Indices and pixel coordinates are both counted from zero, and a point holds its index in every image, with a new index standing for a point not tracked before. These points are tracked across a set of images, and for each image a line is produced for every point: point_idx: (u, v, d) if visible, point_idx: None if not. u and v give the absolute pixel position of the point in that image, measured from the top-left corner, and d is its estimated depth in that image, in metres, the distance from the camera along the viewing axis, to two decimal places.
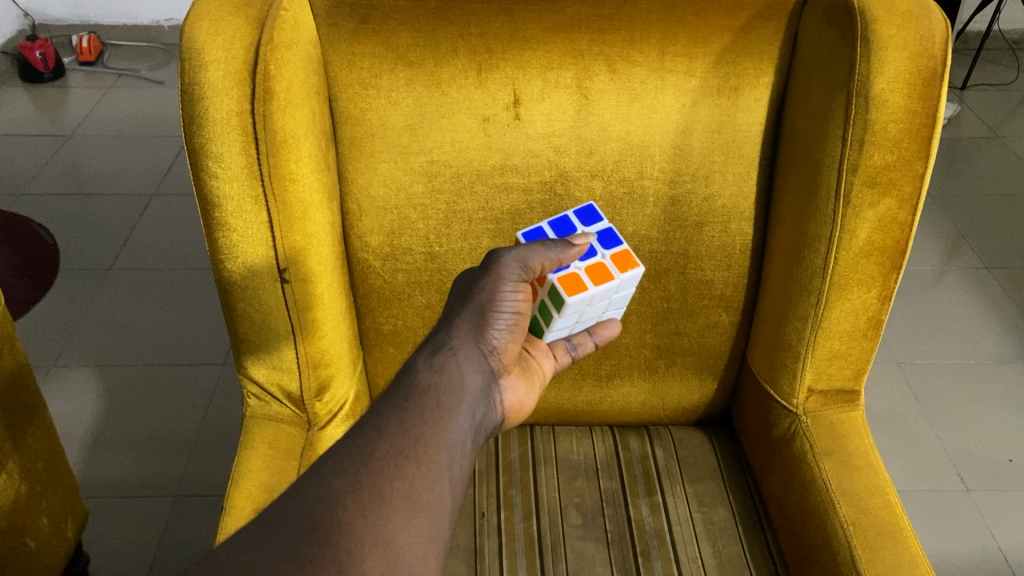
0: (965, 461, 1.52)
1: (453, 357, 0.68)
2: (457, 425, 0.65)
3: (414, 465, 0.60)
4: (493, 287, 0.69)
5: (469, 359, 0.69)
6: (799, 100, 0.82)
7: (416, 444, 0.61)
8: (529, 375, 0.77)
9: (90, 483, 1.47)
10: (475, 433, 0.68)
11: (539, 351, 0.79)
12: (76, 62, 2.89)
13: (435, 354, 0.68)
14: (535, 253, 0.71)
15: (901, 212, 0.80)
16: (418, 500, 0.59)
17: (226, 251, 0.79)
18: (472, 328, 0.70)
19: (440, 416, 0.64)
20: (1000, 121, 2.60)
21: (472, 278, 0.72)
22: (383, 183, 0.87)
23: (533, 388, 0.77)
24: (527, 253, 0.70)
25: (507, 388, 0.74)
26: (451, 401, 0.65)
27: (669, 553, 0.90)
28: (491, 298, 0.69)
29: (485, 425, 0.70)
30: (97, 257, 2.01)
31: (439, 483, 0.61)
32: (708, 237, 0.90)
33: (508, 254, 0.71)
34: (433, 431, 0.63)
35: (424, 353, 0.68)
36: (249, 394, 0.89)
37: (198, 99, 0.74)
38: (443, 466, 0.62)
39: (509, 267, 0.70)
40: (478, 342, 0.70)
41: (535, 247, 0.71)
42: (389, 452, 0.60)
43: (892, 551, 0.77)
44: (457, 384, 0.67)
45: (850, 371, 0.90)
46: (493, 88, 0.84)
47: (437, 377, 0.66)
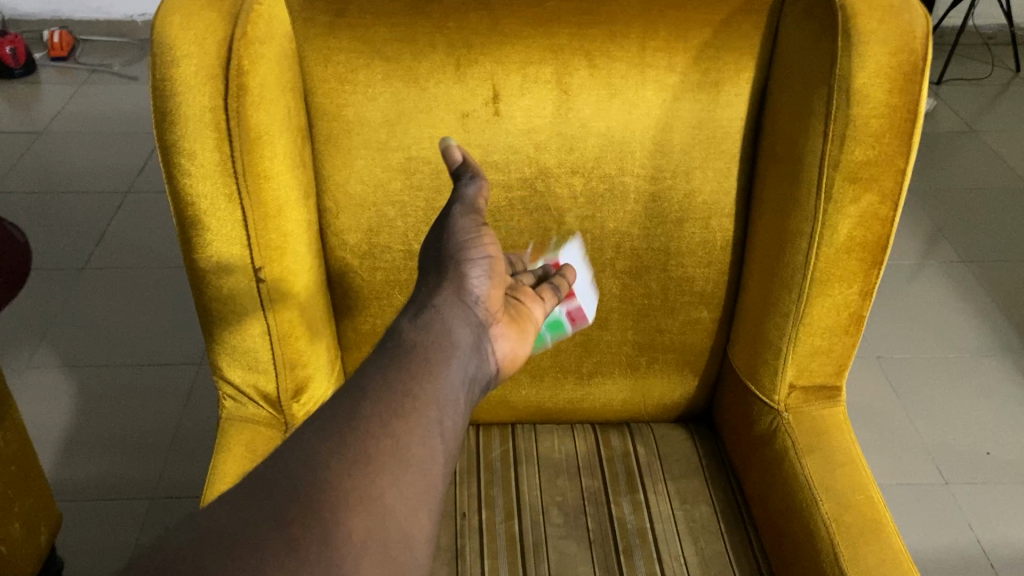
0: (944, 454, 1.53)
1: (437, 314, 0.65)
2: (449, 381, 0.63)
3: (402, 421, 0.58)
4: (456, 238, 0.68)
5: (456, 313, 0.66)
6: (781, 95, 0.82)
7: (404, 399, 0.59)
8: (520, 322, 0.73)
9: (63, 486, 1.45)
10: (469, 389, 0.66)
11: (528, 297, 0.77)
12: (48, 58, 2.85)
13: (419, 313, 0.66)
14: (473, 191, 0.69)
15: (883, 207, 0.79)
16: (408, 452, 0.58)
17: (199, 250, 0.78)
18: (448, 281, 0.68)
19: (429, 371, 0.62)
20: (976, 115, 2.62)
21: (433, 236, 0.70)
22: (361, 180, 0.85)
23: (526, 336, 0.74)
24: (465, 193, 0.69)
25: (498, 338, 0.71)
26: (440, 356, 0.63)
27: (651, 552, 0.90)
28: (459, 247, 0.68)
29: (479, 379, 0.68)
30: (71, 256, 1.97)
31: (430, 438, 0.59)
32: (689, 235, 0.90)
33: (459, 206, 0.68)
34: (422, 386, 0.61)
35: (409, 314, 0.66)
36: (225, 395, 0.87)
37: (169, 96, 0.72)
38: (432, 422, 0.60)
39: (461, 217, 0.68)
40: (460, 295, 0.67)
41: (465, 183, 0.69)
42: (375, 410, 0.58)
43: (874, 547, 0.78)
44: (446, 340, 0.64)
45: (831, 368, 0.90)
46: (472, 83, 0.83)
47: (423, 335, 0.64)
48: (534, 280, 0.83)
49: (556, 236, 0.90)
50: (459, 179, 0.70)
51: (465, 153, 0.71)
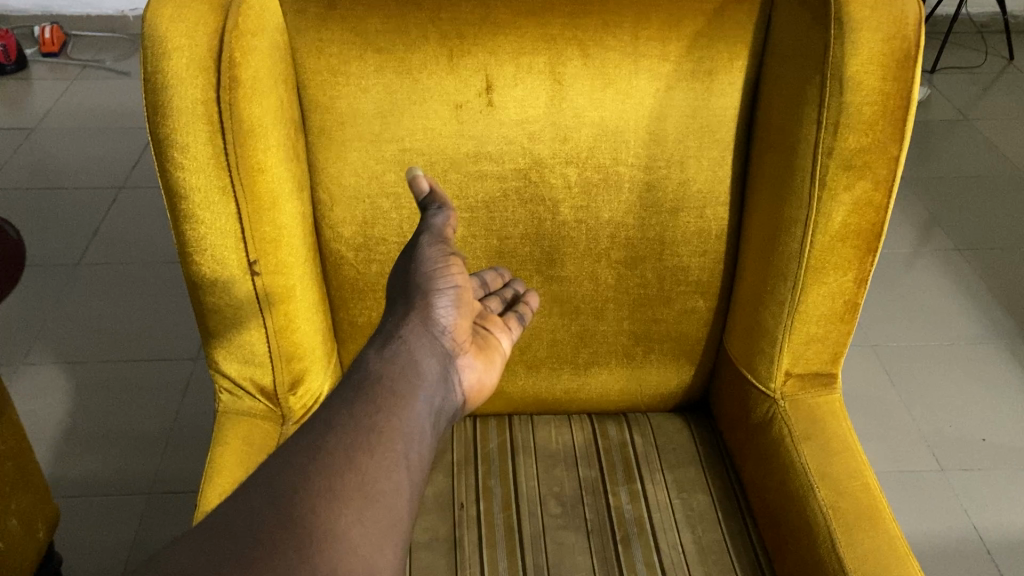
0: (940, 441, 1.54)
1: (403, 345, 0.69)
2: (415, 413, 0.66)
3: (368, 455, 0.61)
4: (423, 267, 0.70)
5: (421, 343, 0.69)
6: (775, 82, 0.81)
7: (369, 433, 0.62)
8: (487, 352, 0.77)
9: (59, 483, 1.45)
10: (436, 420, 0.68)
11: (495, 327, 0.80)
12: (40, 53, 2.83)
13: (386, 345, 0.69)
14: (440, 220, 0.70)
15: (877, 194, 0.79)
16: (373, 486, 0.60)
17: (194, 244, 0.78)
18: (415, 312, 0.70)
19: (395, 403, 0.65)
20: (970, 103, 2.63)
21: (400, 265, 0.72)
22: (355, 172, 0.85)
23: (493, 365, 0.77)
24: (432, 224, 0.70)
25: (465, 368, 0.74)
26: (406, 387, 0.66)
27: (649, 540, 0.90)
28: (426, 277, 0.70)
29: (446, 410, 0.71)
30: (64, 253, 1.97)
31: (396, 471, 0.62)
32: (684, 223, 0.90)
33: (426, 238, 0.70)
34: (388, 420, 0.64)
35: (375, 345, 0.69)
36: (221, 389, 0.87)
37: (161, 89, 0.72)
38: (399, 454, 0.63)
39: (428, 247, 0.70)
40: (426, 325, 0.70)
41: (433, 214, 0.70)
42: (340, 445, 0.61)
43: (871, 534, 0.78)
44: (411, 371, 0.68)
45: (827, 355, 0.90)
46: (465, 74, 0.82)
47: (390, 366, 0.67)
48: (502, 305, 0.85)
49: (551, 225, 0.89)
50: (427, 210, 0.71)
51: (432, 182, 0.72)
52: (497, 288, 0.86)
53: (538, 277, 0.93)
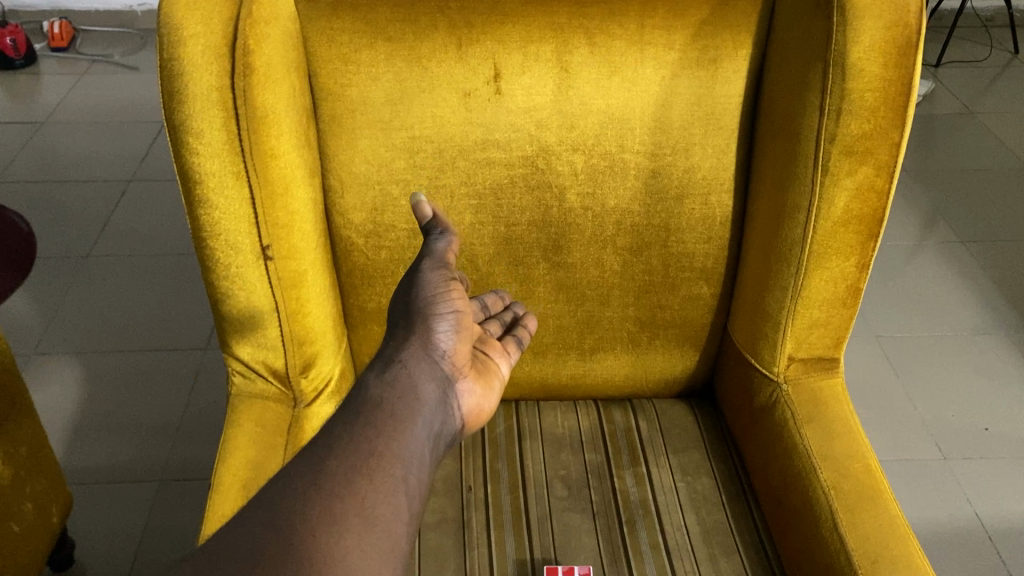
0: (943, 430, 1.55)
1: (403, 370, 0.70)
2: (414, 437, 0.67)
3: (367, 480, 0.61)
4: (424, 292, 0.72)
5: (421, 368, 0.71)
6: (779, 69, 0.83)
7: (369, 457, 0.63)
8: (486, 377, 0.78)
9: (72, 470, 1.47)
10: (435, 443, 0.69)
11: (493, 351, 0.81)
12: (49, 48, 2.85)
13: (386, 369, 0.70)
14: (442, 246, 0.73)
15: (878, 180, 0.81)
16: (372, 511, 0.60)
17: (208, 228, 0.79)
18: (415, 337, 0.72)
19: (395, 426, 0.66)
20: (974, 97, 2.63)
21: (401, 292, 0.74)
22: (365, 159, 0.87)
23: (491, 390, 0.78)
24: (434, 248, 0.73)
25: (464, 392, 0.75)
26: (406, 411, 0.67)
27: (654, 522, 0.91)
28: (427, 302, 0.72)
29: (445, 433, 0.71)
30: (74, 244, 1.99)
31: (395, 495, 0.62)
32: (689, 210, 0.91)
33: (427, 266, 0.73)
34: (387, 444, 0.64)
35: (376, 369, 0.70)
36: (234, 372, 0.89)
37: (177, 76, 0.73)
38: (399, 479, 0.63)
39: (429, 272, 0.72)
40: (426, 350, 0.72)
41: (435, 239, 0.73)
42: (339, 469, 0.61)
43: (872, 513, 0.79)
44: (410, 395, 0.69)
45: (829, 340, 0.92)
46: (473, 62, 0.84)
47: (390, 390, 0.68)
48: (502, 328, 0.86)
49: (557, 212, 0.91)
50: (430, 234, 0.74)
51: (435, 208, 0.74)
52: (498, 311, 0.87)
53: (544, 265, 0.94)
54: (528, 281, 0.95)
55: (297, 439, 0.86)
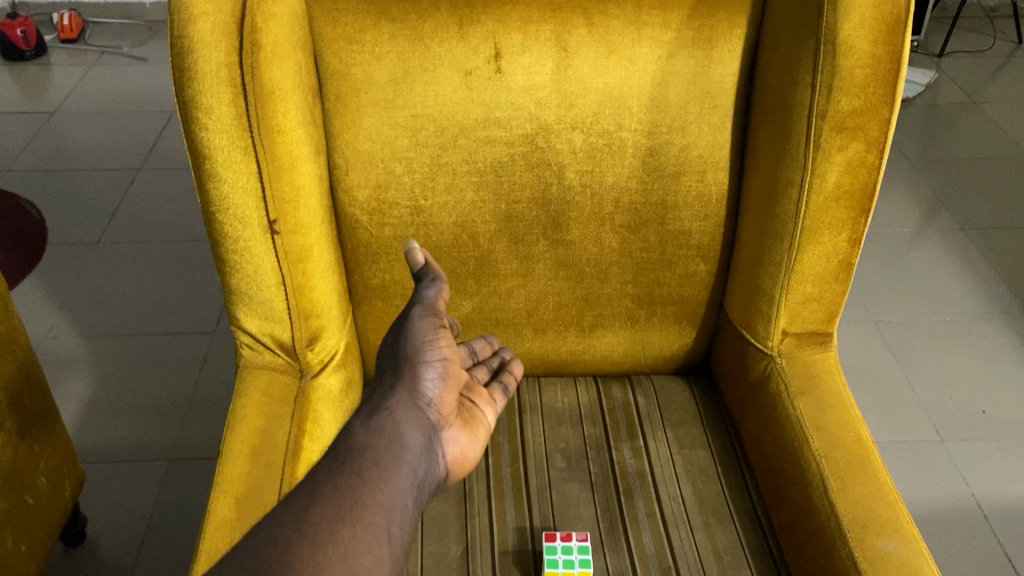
0: (941, 413, 1.57)
1: (389, 416, 0.69)
2: (398, 484, 0.65)
3: (350, 527, 0.60)
4: (413, 338, 0.72)
5: (407, 415, 0.69)
6: (772, 47, 0.85)
7: (353, 504, 0.61)
8: (472, 426, 0.77)
9: (85, 449, 1.50)
10: (419, 492, 0.67)
11: (478, 400, 0.81)
12: (58, 40, 2.88)
13: (373, 415, 0.69)
14: (432, 292, 0.74)
15: (869, 155, 0.83)
16: (355, 560, 0.59)
17: (217, 202, 0.82)
18: (403, 384, 0.71)
19: (379, 473, 0.65)
20: (977, 86, 2.64)
21: (391, 339, 0.74)
22: (370, 137, 0.89)
23: (476, 439, 0.77)
24: (424, 295, 0.74)
25: (449, 441, 0.73)
26: (390, 458, 0.66)
27: (651, 492, 0.94)
28: (415, 349, 0.72)
29: (430, 482, 0.70)
30: (85, 231, 2.02)
31: (378, 545, 0.61)
32: (685, 187, 0.93)
33: (416, 313, 0.73)
34: (372, 492, 0.63)
35: (362, 415, 0.69)
36: (242, 344, 0.91)
37: (187, 53, 0.75)
38: (381, 529, 0.62)
39: (419, 319, 0.73)
40: (413, 397, 0.71)
41: (426, 285, 0.74)
42: (323, 517, 0.60)
43: (863, 480, 0.82)
44: (396, 442, 0.67)
45: (822, 314, 0.94)
46: (474, 41, 0.86)
47: (375, 437, 0.67)
48: (488, 374, 0.88)
49: (557, 190, 0.93)
50: (421, 281, 0.75)
51: (427, 256, 0.77)
52: (486, 356, 0.90)
53: (544, 242, 0.96)
54: (528, 258, 0.97)
55: (305, 409, 0.89)
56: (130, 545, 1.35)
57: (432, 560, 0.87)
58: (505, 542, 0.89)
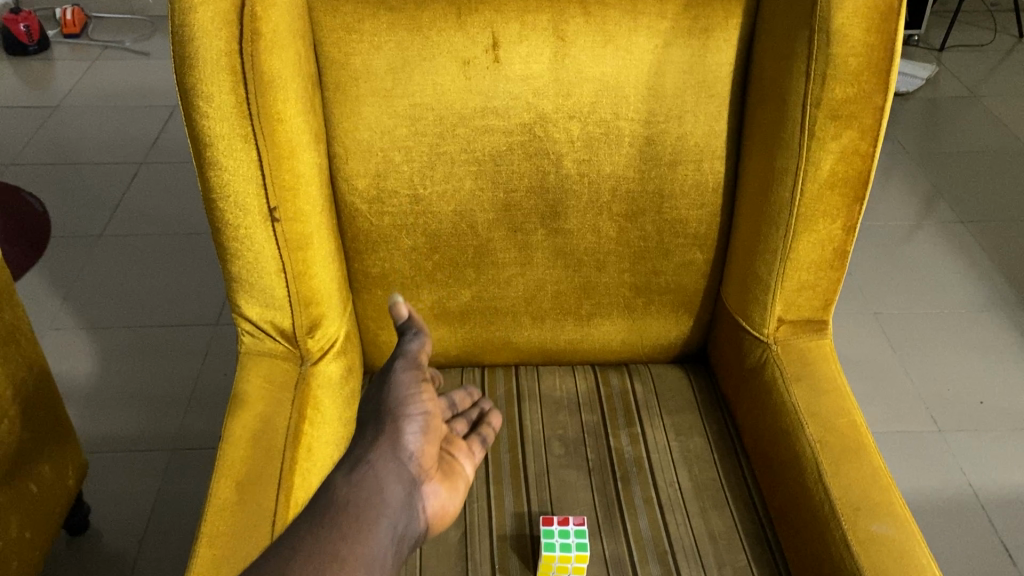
0: (939, 404, 1.58)
1: (371, 470, 0.68)
2: (377, 539, 0.65)
3: None
4: (396, 392, 0.71)
5: (389, 469, 0.69)
6: (768, 36, 0.85)
7: (333, 559, 0.62)
8: (451, 478, 0.76)
9: (89, 440, 1.51)
10: (400, 546, 0.67)
11: (458, 453, 0.81)
12: (61, 35, 2.90)
13: (354, 469, 0.68)
14: (414, 346, 0.73)
15: (862, 143, 0.84)
16: None
17: (218, 190, 0.82)
18: (385, 437, 0.70)
19: (359, 528, 0.64)
20: (977, 80, 2.65)
21: (373, 391, 0.73)
22: (369, 126, 0.90)
23: (456, 492, 0.76)
24: (407, 349, 0.73)
25: (430, 494, 0.73)
26: (371, 513, 0.66)
27: (647, 478, 0.95)
28: (398, 402, 0.71)
29: (410, 536, 0.69)
30: (88, 224, 2.03)
31: None
32: (682, 175, 0.94)
33: (399, 367, 0.73)
34: (353, 545, 0.63)
35: (344, 469, 0.69)
36: (243, 331, 0.92)
37: (187, 41, 0.76)
38: None
39: (401, 372, 0.72)
40: (394, 450, 0.70)
41: (408, 339, 0.73)
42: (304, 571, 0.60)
43: (856, 464, 0.82)
44: (376, 497, 0.67)
45: (817, 302, 0.95)
46: (472, 31, 0.87)
47: (355, 492, 0.66)
48: (468, 426, 0.88)
49: (554, 179, 0.94)
50: (404, 334, 0.74)
51: (412, 310, 0.75)
52: (466, 408, 0.91)
53: (542, 231, 0.97)
54: (526, 247, 0.98)
55: (305, 395, 0.90)
56: (133, 533, 1.36)
57: (431, 544, 0.88)
58: (503, 527, 0.90)
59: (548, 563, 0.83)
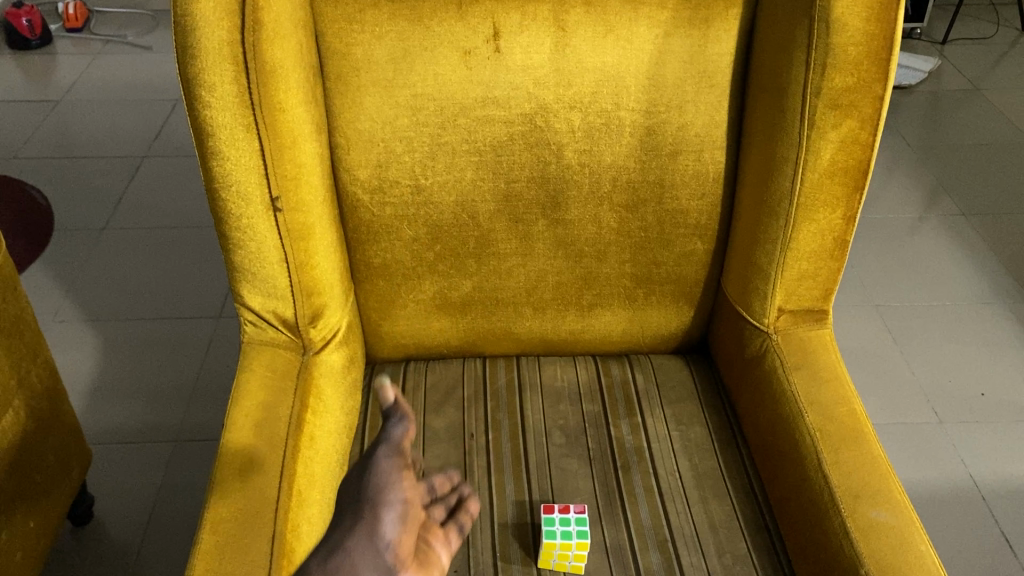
0: (940, 395, 1.58)
1: (346, 561, 0.58)
2: None
3: None
4: (375, 479, 0.61)
5: (365, 562, 0.59)
6: (768, 26, 0.86)
7: None
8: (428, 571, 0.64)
9: (93, 432, 1.51)
10: None
11: (436, 541, 0.68)
12: (64, 29, 2.90)
13: (329, 556, 0.59)
14: (398, 432, 0.62)
15: (862, 132, 0.84)
16: None
17: (220, 179, 0.83)
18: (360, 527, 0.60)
19: None
20: (980, 74, 2.64)
21: (350, 478, 0.62)
22: (370, 117, 0.90)
23: None
24: (390, 435, 0.62)
25: None
26: None
27: (648, 467, 0.95)
28: (376, 490, 0.60)
29: None
30: (91, 218, 2.04)
31: None
32: (683, 166, 0.94)
33: (380, 453, 0.62)
34: None
35: (319, 557, 0.59)
36: (246, 321, 0.93)
37: (189, 30, 0.76)
38: None
39: (382, 459, 0.62)
40: (371, 542, 0.59)
41: (392, 425, 0.62)
42: None
43: (856, 452, 0.83)
44: None
45: (818, 291, 0.95)
46: (473, 21, 0.87)
47: None
48: (446, 511, 0.75)
49: (555, 169, 0.94)
50: (387, 419, 0.63)
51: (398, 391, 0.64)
52: (444, 492, 0.77)
53: (543, 221, 0.98)
54: (527, 237, 0.99)
55: (307, 384, 0.90)
56: (137, 524, 1.37)
57: None
58: (504, 515, 0.90)
59: (549, 550, 0.83)
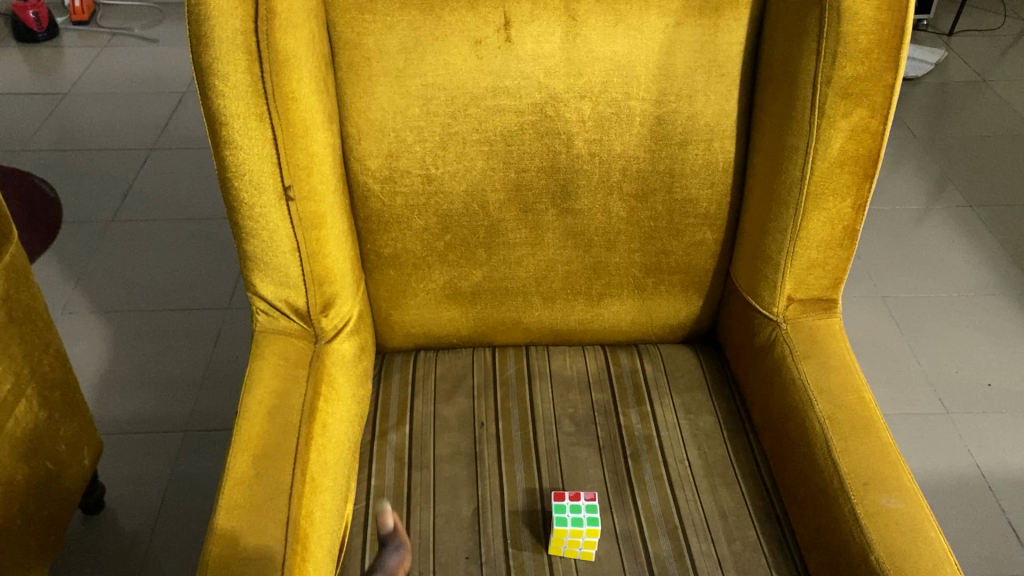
0: (946, 386, 1.58)
1: None
2: None
3: None
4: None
5: None
6: (779, 15, 0.86)
7: None
8: None
9: (104, 421, 1.52)
10: None
11: None
12: (70, 22, 2.90)
13: None
14: (393, 561, 0.75)
15: (873, 121, 0.84)
16: None
17: (234, 169, 0.83)
18: None
19: None
20: (988, 65, 2.63)
21: None
22: (382, 107, 0.91)
23: None
24: (386, 563, 0.74)
25: None
26: None
27: (657, 455, 0.96)
28: None
29: None
30: (99, 210, 2.04)
31: None
32: (693, 155, 0.95)
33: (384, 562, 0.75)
34: None
35: None
36: (258, 310, 0.94)
37: (203, 20, 0.76)
38: None
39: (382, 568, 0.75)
40: None
41: (389, 553, 0.75)
42: None
43: (865, 440, 0.83)
44: None
45: (827, 280, 0.96)
46: (484, 10, 0.88)
47: None
48: None
49: (566, 159, 0.94)
50: (385, 546, 0.76)
51: (395, 521, 0.76)
52: None
53: (553, 211, 0.98)
54: (537, 227, 0.99)
55: (320, 372, 0.91)
56: (147, 514, 1.37)
57: (443, 519, 0.89)
58: (515, 502, 0.91)
59: (560, 537, 0.84)
